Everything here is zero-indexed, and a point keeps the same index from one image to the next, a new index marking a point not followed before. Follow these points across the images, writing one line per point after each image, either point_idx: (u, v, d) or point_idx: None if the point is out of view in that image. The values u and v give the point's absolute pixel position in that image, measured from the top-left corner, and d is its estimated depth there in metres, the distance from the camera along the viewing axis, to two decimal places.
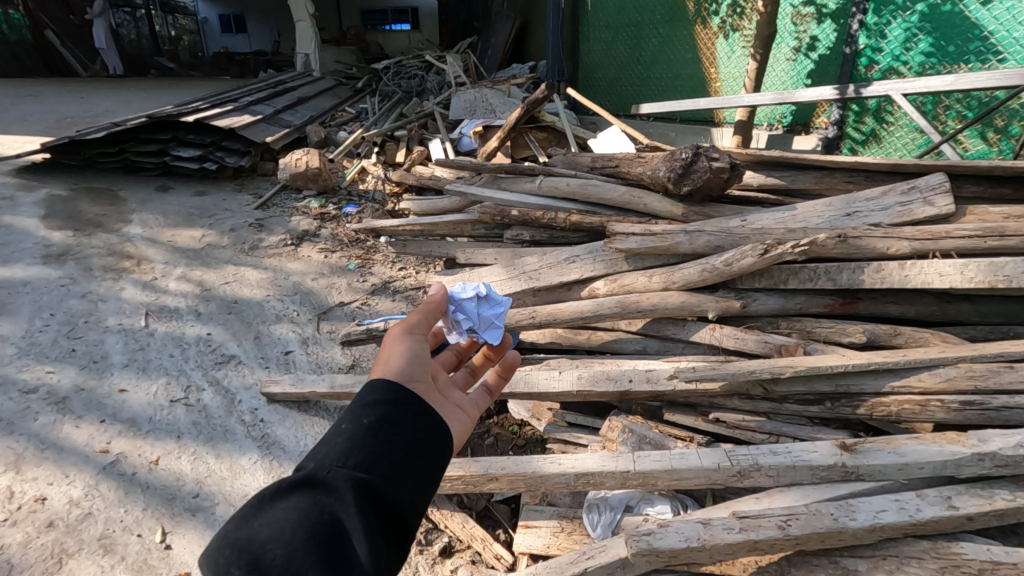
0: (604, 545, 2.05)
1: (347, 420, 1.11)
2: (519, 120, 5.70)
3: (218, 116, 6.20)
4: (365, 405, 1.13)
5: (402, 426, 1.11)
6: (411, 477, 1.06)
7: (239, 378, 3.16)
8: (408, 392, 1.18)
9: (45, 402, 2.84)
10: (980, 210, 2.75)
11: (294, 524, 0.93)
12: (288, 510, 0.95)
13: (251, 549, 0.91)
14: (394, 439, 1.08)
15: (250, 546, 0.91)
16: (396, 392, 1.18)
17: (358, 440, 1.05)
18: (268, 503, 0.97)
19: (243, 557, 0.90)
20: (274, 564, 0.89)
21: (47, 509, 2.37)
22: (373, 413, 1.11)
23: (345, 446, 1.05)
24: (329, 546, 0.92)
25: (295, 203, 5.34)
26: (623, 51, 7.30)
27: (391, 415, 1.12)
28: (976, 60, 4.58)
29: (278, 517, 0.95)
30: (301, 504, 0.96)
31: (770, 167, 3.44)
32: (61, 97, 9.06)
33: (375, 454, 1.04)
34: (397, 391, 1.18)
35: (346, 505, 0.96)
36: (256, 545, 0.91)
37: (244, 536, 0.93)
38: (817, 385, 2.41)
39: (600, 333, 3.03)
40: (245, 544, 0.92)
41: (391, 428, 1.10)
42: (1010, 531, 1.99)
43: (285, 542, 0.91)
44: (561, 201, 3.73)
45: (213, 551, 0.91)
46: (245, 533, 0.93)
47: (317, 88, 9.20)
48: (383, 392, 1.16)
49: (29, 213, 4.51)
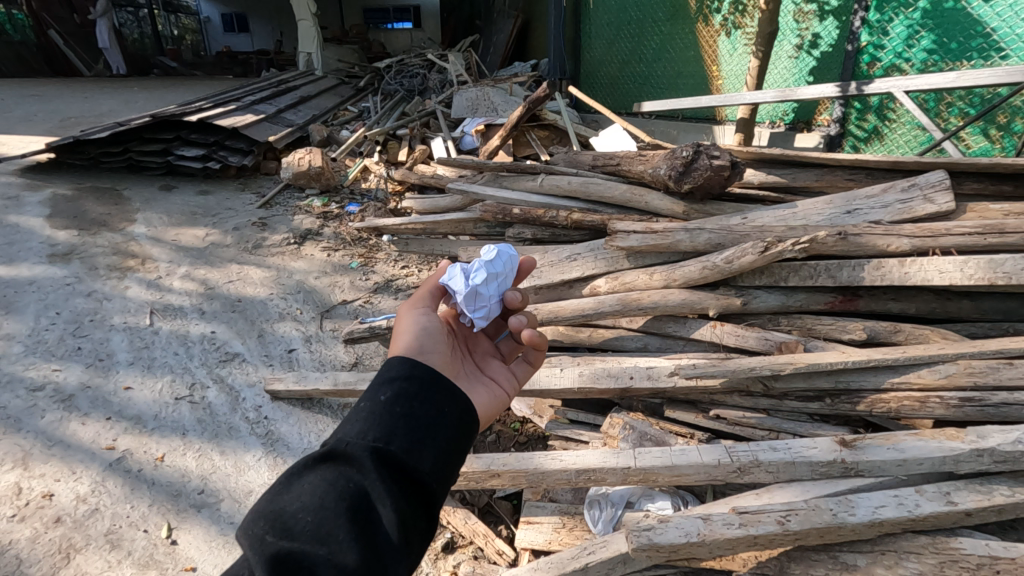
0: (605, 541, 2.07)
1: (366, 397, 1.15)
2: (520, 118, 5.72)
3: (220, 116, 6.23)
4: (382, 381, 1.18)
5: (419, 400, 1.16)
6: (431, 445, 1.10)
7: (243, 376, 3.19)
8: (422, 367, 1.23)
9: (51, 400, 2.87)
10: (980, 207, 2.76)
11: (321, 493, 0.99)
12: (315, 482, 1.01)
13: (283, 518, 0.97)
14: (411, 411, 1.13)
15: (282, 516, 0.97)
16: (412, 368, 1.22)
17: (377, 415, 1.11)
18: (296, 476, 1.03)
19: (276, 526, 0.96)
20: (306, 530, 0.95)
21: (55, 505, 2.40)
22: (389, 389, 1.16)
23: (364, 421, 1.10)
24: (355, 511, 0.98)
25: (298, 202, 5.37)
26: (625, 49, 7.30)
27: (407, 390, 1.16)
28: (979, 56, 4.57)
29: (306, 488, 1.01)
30: (327, 476, 1.02)
31: (771, 164, 3.45)
32: (65, 97, 9.11)
33: (395, 426, 1.10)
34: (414, 366, 1.23)
35: (369, 475, 1.02)
36: (287, 515, 0.97)
37: (276, 507, 0.99)
38: (817, 382, 2.43)
39: (601, 331, 3.05)
40: (277, 514, 0.98)
41: (408, 401, 1.14)
42: (1009, 526, 2.00)
43: (314, 510, 0.97)
44: (562, 200, 3.75)
45: (249, 522, 0.98)
46: (277, 505, 0.99)
47: (319, 87, 9.23)
48: (399, 368, 1.21)
49: (34, 213, 4.54)
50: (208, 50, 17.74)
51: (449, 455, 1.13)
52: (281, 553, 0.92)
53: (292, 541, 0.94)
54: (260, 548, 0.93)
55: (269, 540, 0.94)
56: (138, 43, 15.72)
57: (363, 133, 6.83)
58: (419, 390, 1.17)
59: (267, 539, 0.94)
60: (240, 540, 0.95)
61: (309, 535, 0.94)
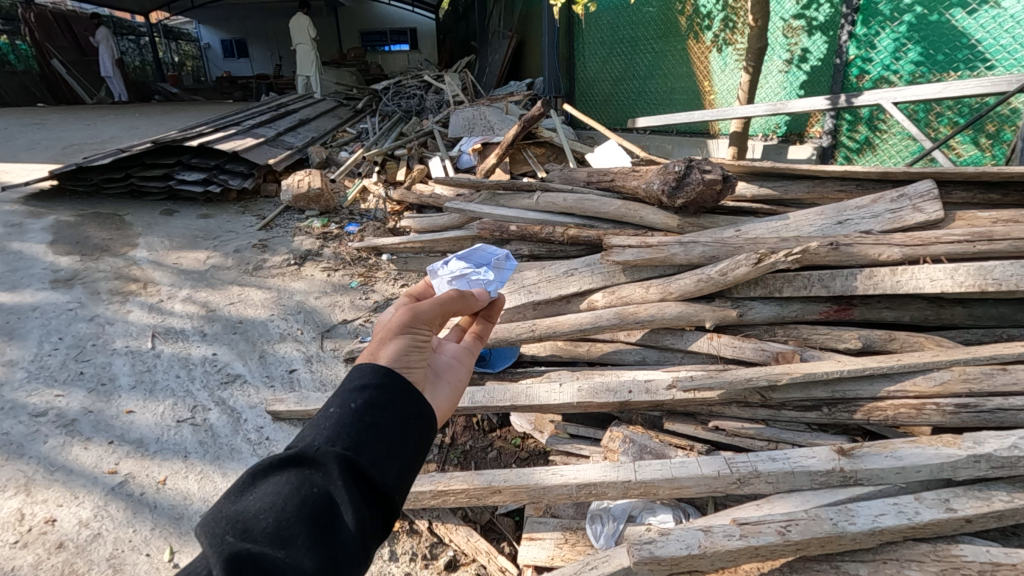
0: (607, 555, 2.05)
1: (334, 402, 1.06)
2: (517, 136, 5.77)
3: (220, 140, 6.31)
4: (353, 388, 1.08)
5: (390, 410, 1.06)
6: (398, 455, 1.03)
7: (245, 397, 3.21)
8: (396, 376, 1.12)
9: (54, 425, 2.89)
10: (969, 216, 2.81)
11: (284, 496, 0.94)
12: (280, 486, 0.95)
13: (245, 521, 0.91)
14: (382, 419, 1.04)
15: (242, 517, 0.91)
16: (385, 376, 1.10)
17: (346, 422, 1.02)
18: (261, 478, 0.97)
19: (238, 526, 0.90)
20: (265, 531, 0.89)
21: (58, 530, 2.40)
22: (359, 397, 1.06)
23: (332, 427, 1.01)
24: (317, 516, 0.92)
25: (298, 223, 5.42)
26: (618, 67, 7.43)
27: (378, 398, 1.06)
28: (965, 68, 4.65)
29: (271, 491, 0.95)
30: (291, 481, 0.96)
31: (763, 177, 3.50)
32: (66, 124, 9.22)
33: (365, 432, 1.01)
34: (387, 375, 1.11)
35: (334, 482, 0.95)
36: (248, 516, 0.91)
37: (239, 509, 0.93)
38: (814, 391, 2.46)
39: (600, 345, 3.07)
40: (238, 514, 0.92)
41: (380, 410, 1.05)
42: (1011, 533, 2.00)
43: (275, 512, 0.91)
44: (558, 216, 3.83)
45: (209, 521, 0.92)
46: (239, 507, 0.93)
47: (318, 109, 9.42)
48: (372, 375, 1.10)
49: (37, 239, 4.59)
50: (208, 75, 18.54)
51: (415, 464, 1.05)
52: (242, 554, 0.86)
53: (252, 542, 0.88)
54: (219, 548, 0.87)
55: (230, 540, 0.88)
56: (139, 69, 15.97)
57: (361, 153, 6.90)
58: (391, 399, 1.07)
59: (227, 539, 0.88)
60: (199, 538, 0.89)
61: (268, 536, 0.89)
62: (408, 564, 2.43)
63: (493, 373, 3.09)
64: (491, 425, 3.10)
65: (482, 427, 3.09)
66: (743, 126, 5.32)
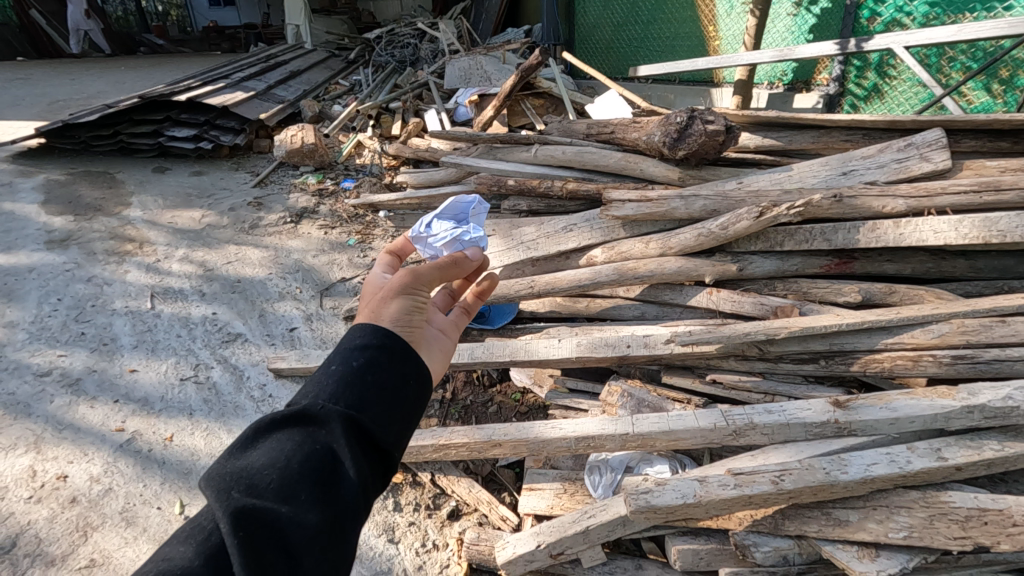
0: (605, 504, 2.11)
1: (335, 360, 1.06)
2: (514, 87, 5.59)
3: (209, 94, 6.14)
4: (353, 347, 1.07)
5: (391, 369, 1.05)
6: (398, 414, 1.03)
7: (246, 355, 3.23)
8: (397, 337, 1.10)
9: (59, 384, 2.93)
10: (977, 164, 2.75)
11: (288, 452, 0.94)
12: (282, 442, 0.95)
13: (248, 477, 0.91)
14: (383, 378, 1.04)
15: (246, 473, 0.91)
16: (384, 336, 1.09)
17: (348, 381, 1.01)
18: (264, 436, 0.97)
19: (242, 481, 0.90)
20: (271, 487, 0.90)
21: (70, 485, 2.46)
22: (361, 355, 1.05)
23: (335, 385, 1.01)
24: (321, 472, 0.93)
25: (293, 180, 5.34)
26: (619, 12, 7.13)
27: (379, 357, 1.06)
28: (982, 8, 4.47)
29: (274, 448, 0.95)
30: (294, 438, 0.96)
31: (767, 127, 3.42)
32: (50, 79, 8.94)
33: (366, 391, 1.01)
34: (387, 334, 1.10)
35: (337, 440, 0.96)
36: (251, 472, 0.91)
37: (242, 465, 0.93)
38: (812, 344, 2.46)
39: (599, 301, 3.07)
40: (241, 471, 0.91)
41: (382, 370, 1.04)
42: (999, 480, 2.05)
43: (279, 468, 0.92)
44: (557, 170, 3.75)
45: (212, 476, 0.91)
46: (241, 463, 0.93)
47: (309, 60, 9.11)
48: (373, 335, 1.09)
49: (29, 199, 4.53)
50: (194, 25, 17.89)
51: (414, 421, 1.06)
52: (249, 509, 0.86)
53: (257, 498, 0.88)
54: (225, 502, 0.86)
55: (235, 495, 0.88)
56: (122, 19, 15.36)
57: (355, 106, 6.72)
58: (391, 359, 1.06)
59: (232, 494, 0.88)
60: (202, 491, 0.88)
61: (274, 492, 0.89)
62: (412, 514, 2.51)
63: (492, 330, 3.14)
64: (491, 380, 3.14)
65: (482, 382, 3.13)
66: (748, 73, 5.15)
